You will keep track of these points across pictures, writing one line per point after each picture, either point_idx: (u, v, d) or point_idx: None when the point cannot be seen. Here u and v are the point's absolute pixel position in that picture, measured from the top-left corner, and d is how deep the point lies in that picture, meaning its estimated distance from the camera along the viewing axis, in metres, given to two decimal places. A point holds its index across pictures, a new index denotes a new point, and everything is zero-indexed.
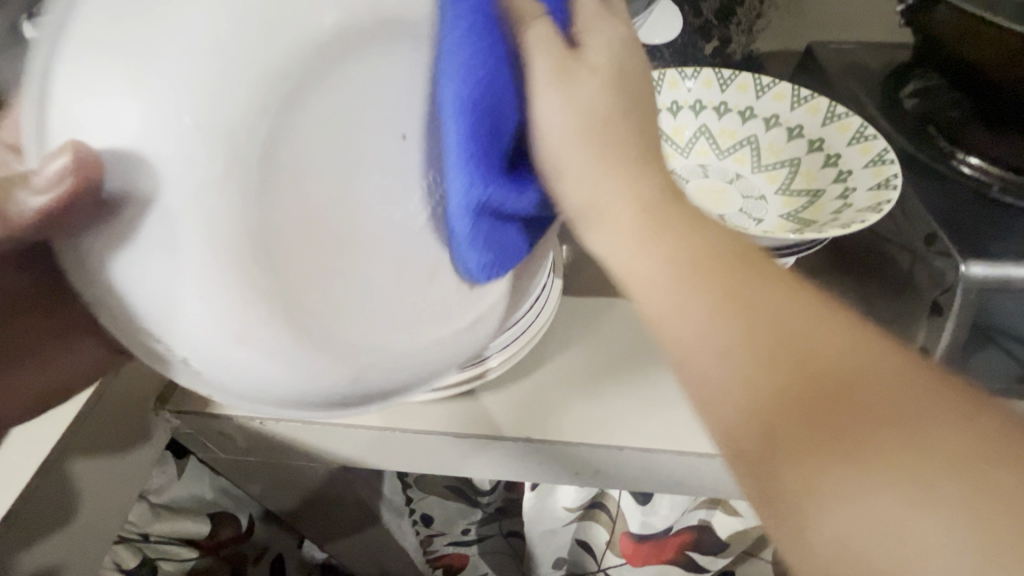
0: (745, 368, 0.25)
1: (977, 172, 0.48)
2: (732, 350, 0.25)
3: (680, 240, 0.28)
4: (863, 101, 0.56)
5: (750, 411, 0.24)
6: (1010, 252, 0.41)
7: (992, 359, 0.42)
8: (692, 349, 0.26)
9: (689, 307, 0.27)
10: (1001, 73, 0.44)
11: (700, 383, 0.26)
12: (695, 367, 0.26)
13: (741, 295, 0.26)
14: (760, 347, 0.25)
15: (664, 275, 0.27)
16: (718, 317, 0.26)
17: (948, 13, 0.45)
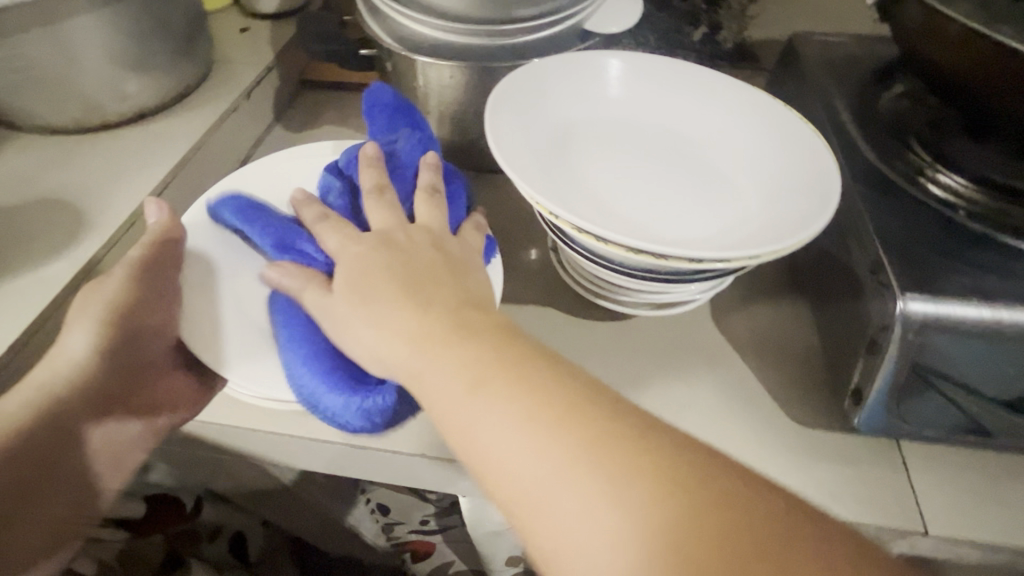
0: (573, 453, 0.28)
1: (947, 194, 0.42)
2: (472, 365, 0.32)
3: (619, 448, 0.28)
4: (836, 103, 0.51)
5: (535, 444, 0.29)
6: (962, 289, 0.36)
7: (932, 405, 0.38)
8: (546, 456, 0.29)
9: (473, 331, 0.34)
10: (970, 79, 0.38)
11: (478, 428, 0.30)
12: (401, 356, 0.34)
13: (468, 328, 0.34)
14: (494, 362, 0.32)
15: (498, 388, 0.31)
16: (447, 343, 0.34)
17: (918, 11, 0.40)
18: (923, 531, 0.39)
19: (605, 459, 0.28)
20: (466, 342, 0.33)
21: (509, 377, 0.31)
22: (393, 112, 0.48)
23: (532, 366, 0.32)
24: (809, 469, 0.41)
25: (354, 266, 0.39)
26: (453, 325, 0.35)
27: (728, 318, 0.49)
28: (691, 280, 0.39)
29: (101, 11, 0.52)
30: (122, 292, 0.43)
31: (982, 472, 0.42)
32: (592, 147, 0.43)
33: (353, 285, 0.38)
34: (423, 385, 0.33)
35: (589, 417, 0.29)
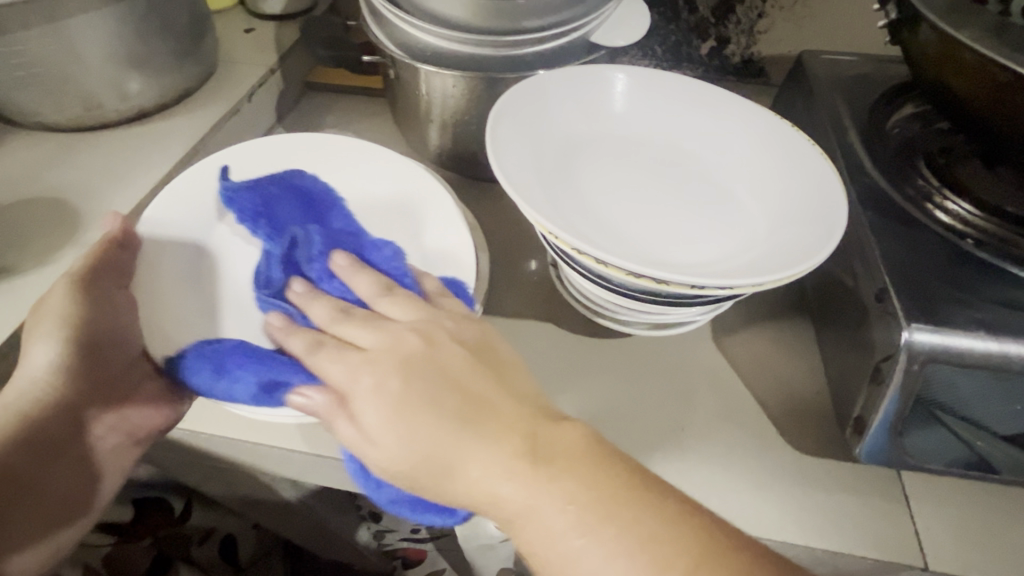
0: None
1: (954, 221, 0.42)
2: (578, 504, 0.30)
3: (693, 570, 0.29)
4: (845, 124, 0.50)
5: (598, 552, 0.29)
6: (969, 321, 0.36)
7: (935, 438, 0.37)
8: (611, 559, 0.29)
9: (568, 461, 0.31)
10: (984, 104, 0.37)
11: (546, 543, 0.30)
12: (481, 488, 0.31)
13: (555, 457, 0.31)
14: (592, 499, 0.30)
15: (608, 533, 0.29)
16: (534, 480, 0.31)
17: (932, 34, 0.39)
18: (923, 566, 0.38)
19: None
20: (551, 473, 0.31)
21: (615, 523, 0.30)
22: (264, 210, 0.45)
23: (625, 498, 0.31)
24: (807, 498, 0.40)
25: (380, 399, 0.33)
26: (536, 456, 0.31)
27: (730, 339, 0.49)
28: (690, 304, 0.38)
29: (104, 11, 0.52)
30: (69, 305, 0.40)
31: (985, 505, 0.41)
32: (595, 165, 0.42)
33: (404, 409, 0.32)
34: (521, 522, 0.31)
35: (648, 538, 0.29)
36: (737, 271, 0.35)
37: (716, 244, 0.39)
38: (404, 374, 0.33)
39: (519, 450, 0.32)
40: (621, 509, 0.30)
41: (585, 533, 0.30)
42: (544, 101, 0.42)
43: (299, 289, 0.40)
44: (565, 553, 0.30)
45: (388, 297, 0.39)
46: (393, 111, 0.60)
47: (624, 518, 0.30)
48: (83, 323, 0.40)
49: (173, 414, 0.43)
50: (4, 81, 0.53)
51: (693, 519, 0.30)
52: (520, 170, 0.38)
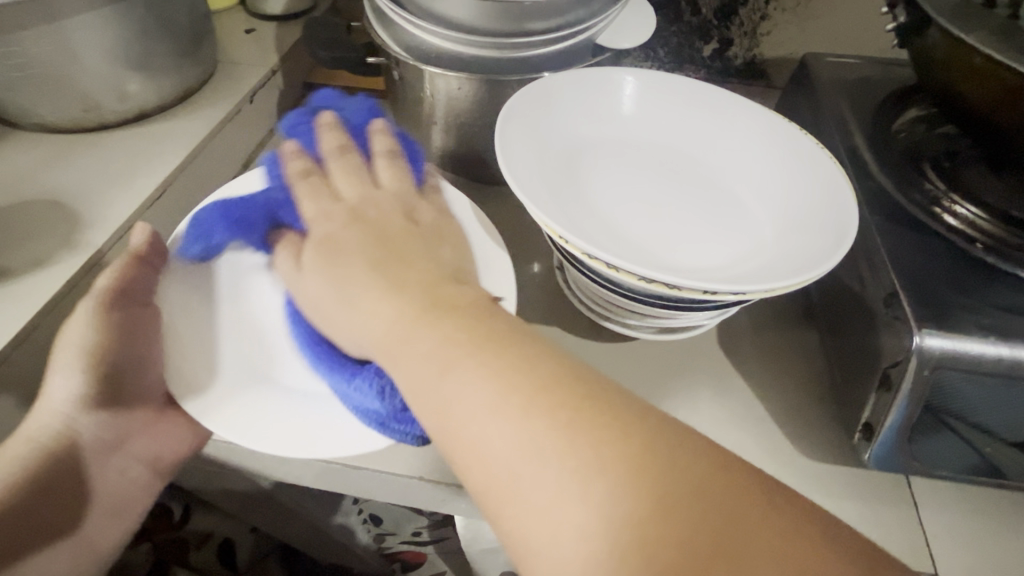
0: (542, 431, 0.28)
1: (964, 226, 0.42)
2: (455, 344, 0.31)
3: (589, 421, 0.28)
4: (851, 128, 0.50)
5: (515, 421, 0.28)
6: (979, 326, 0.35)
7: (944, 444, 0.37)
8: (522, 422, 0.28)
9: (455, 308, 0.33)
10: (994, 108, 0.37)
11: (465, 418, 0.29)
12: (374, 324, 0.33)
13: (446, 304, 0.33)
14: (474, 342, 0.31)
15: (484, 369, 0.30)
16: (417, 324, 0.32)
17: (941, 38, 0.39)
18: (932, 572, 0.38)
19: (594, 460, 0.27)
20: (439, 315, 0.32)
21: (491, 358, 0.30)
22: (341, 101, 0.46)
23: (501, 343, 0.31)
24: (815, 504, 0.40)
25: (326, 238, 0.37)
26: (435, 301, 0.33)
27: (736, 344, 0.48)
28: (700, 309, 0.37)
29: (103, 11, 0.51)
30: (89, 333, 0.41)
31: (993, 510, 0.41)
32: (595, 158, 0.42)
33: (325, 257, 0.36)
34: (455, 441, 0.29)
35: (561, 400, 0.29)
36: (748, 277, 0.34)
37: (716, 237, 0.39)
38: (348, 219, 0.37)
39: (410, 292, 0.33)
40: (529, 370, 0.30)
41: (493, 394, 0.29)
42: (552, 104, 0.42)
43: (291, 152, 0.42)
44: (475, 410, 0.29)
45: (387, 165, 0.42)
46: (395, 113, 0.59)
47: (522, 369, 0.30)
48: (105, 344, 0.41)
49: (194, 442, 0.43)
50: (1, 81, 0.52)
51: (598, 389, 0.29)
52: (529, 172, 0.38)
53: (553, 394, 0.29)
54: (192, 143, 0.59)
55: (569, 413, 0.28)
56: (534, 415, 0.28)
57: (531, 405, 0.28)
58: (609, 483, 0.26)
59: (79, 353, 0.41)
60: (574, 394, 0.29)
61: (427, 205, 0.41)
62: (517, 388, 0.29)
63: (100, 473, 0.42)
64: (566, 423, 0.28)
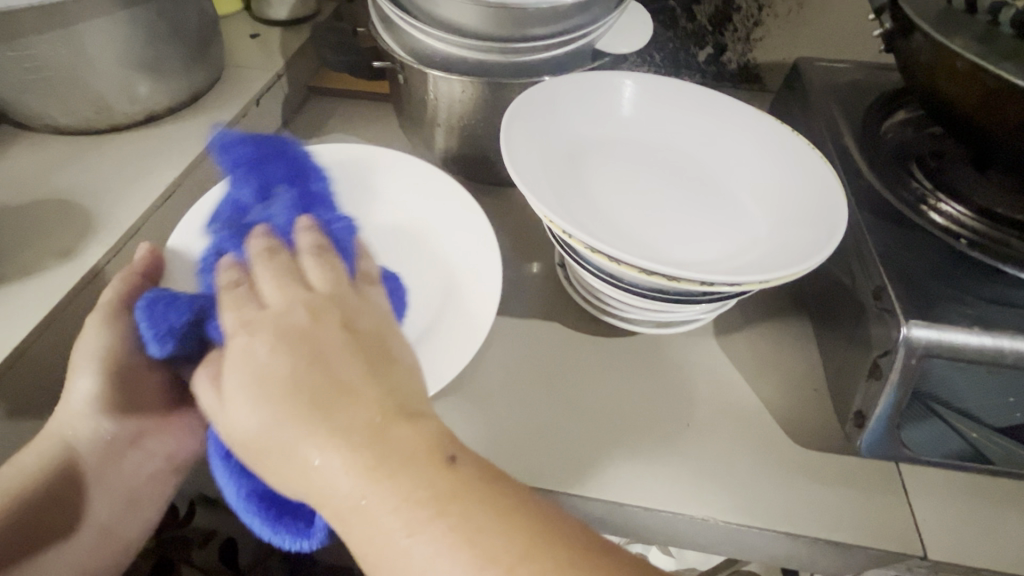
0: (431, 538, 0.26)
1: (948, 222, 0.43)
2: (413, 509, 0.27)
3: (473, 522, 0.27)
4: (841, 129, 0.52)
5: (405, 527, 0.26)
6: (964, 317, 0.37)
7: (932, 431, 0.38)
8: (415, 527, 0.26)
9: (406, 464, 0.27)
10: (976, 110, 0.39)
11: (356, 527, 0.27)
12: (321, 480, 0.28)
13: (395, 460, 0.28)
14: (434, 513, 0.27)
15: (369, 480, 0.27)
16: (295, 423, 0.28)
17: (926, 43, 0.41)
18: (922, 555, 0.39)
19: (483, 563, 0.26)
20: (384, 477, 0.27)
21: (448, 527, 0.26)
22: (257, 166, 0.41)
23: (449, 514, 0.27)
24: (809, 491, 0.42)
25: (243, 366, 0.29)
26: (379, 453, 0.28)
27: (732, 338, 0.50)
28: (698, 300, 0.39)
29: (116, 16, 0.52)
30: (104, 341, 0.40)
31: (980, 496, 0.42)
32: (583, 164, 0.43)
33: (234, 381, 0.30)
34: (350, 525, 0.27)
35: (445, 496, 0.27)
36: (743, 268, 0.36)
37: (705, 243, 0.40)
38: (275, 343, 0.30)
39: (356, 443, 0.28)
40: (412, 476, 0.27)
41: (375, 498, 0.27)
42: (554, 104, 0.43)
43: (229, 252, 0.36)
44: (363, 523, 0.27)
45: (314, 255, 0.35)
46: (400, 115, 0.61)
47: (408, 477, 0.27)
48: (124, 351, 0.40)
49: None
50: (16, 85, 0.53)
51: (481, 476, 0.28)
52: (532, 168, 0.39)
53: (439, 490, 0.27)
54: (201, 145, 0.60)
55: (456, 509, 0.27)
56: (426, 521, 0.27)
57: (424, 510, 0.27)
58: None
59: (90, 359, 0.39)
60: (457, 494, 0.27)
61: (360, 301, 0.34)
62: (414, 495, 0.27)
63: (119, 474, 0.42)
64: (460, 525, 0.27)
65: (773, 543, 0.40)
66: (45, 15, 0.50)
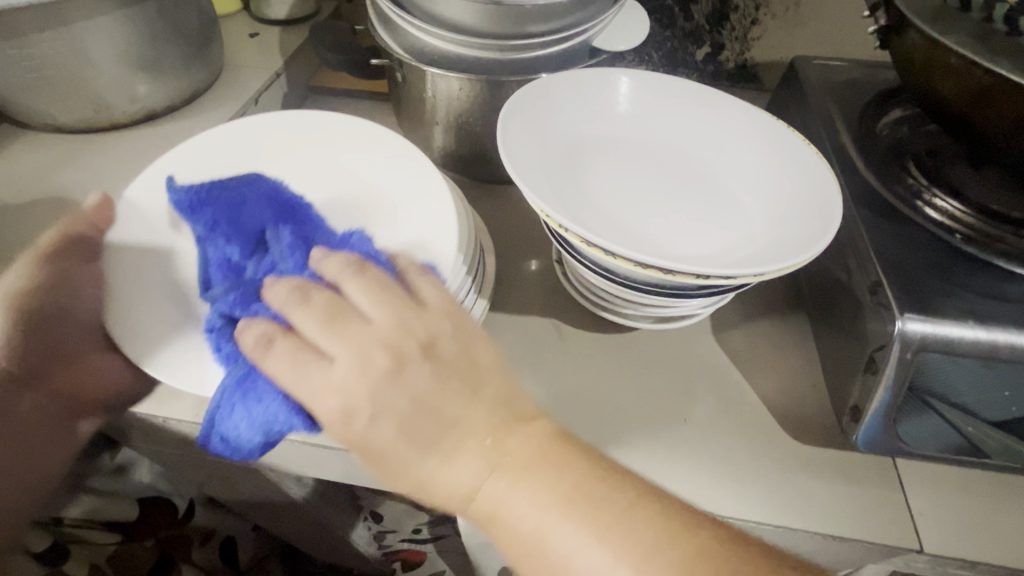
0: (568, 522, 0.32)
1: (944, 218, 0.44)
2: (542, 500, 0.33)
3: (602, 503, 0.32)
4: (837, 126, 0.52)
5: (546, 512, 0.32)
6: (959, 311, 0.37)
7: (928, 425, 0.39)
8: (553, 513, 0.32)
9: (526, 464, 0.34)
10: (970, 105, 0.39)
11: (502, 514, 0.33)
12: (453, 481, 0.34)
13: (518, 460, 0.34)
14: (560, 500, 0.32)
15: (505, 480, 0.33)
16: (421, 437, 0.34)
17: (919, 40, 0.41)
18: (918, 548, 0.39)
19: (619, 540, 0.31)
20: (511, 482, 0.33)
21: (578, 518, 0.32)
22: (237, 217, 0.42)
23: (566, 499, 0.32)
24: (807, 485, 0.42)
25: (351, 414, 0.33)
26: (501, 465, 0.34)
27: (729, 334, 0.50)
28: (694, 294, 0.39)
29: (115, 15, 0.53)
30: (24, 281, 0.44)
31: (977, 491, 0.42)
32: (579, 164, 0.43)
33: (344, 424, 0.34)
34: (496, 525, 0.33)
35: (571, 484, 0.33)
36: (741, 261, 0.36)
37: (700, 240, 0.40)
38: (368, 374, 0.34)
39: (490, 452, 0.34)
40: (537, 466, 0.33)
41: (511, 488, 0.33)
42: (551, 100, 0.44)
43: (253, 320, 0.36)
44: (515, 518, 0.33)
45: (352, 275, 0.37)
46: (399, 114, 0.61)
47: (530, 471, 0.33)
48: (29, 287, 0.44)
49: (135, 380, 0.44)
50: (17, 83, 0.54)
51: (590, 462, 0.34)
52: (527, 164, 0.40)
53: (564, 483, 0.33)
54: None
55: (580, 491, 0.33)
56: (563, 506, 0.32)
57: (555, 499, 0.32)
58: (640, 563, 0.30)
59: (5, 299, 0.44)
60: (579, 483, 0.33)
61: (450, 322, 0.37)
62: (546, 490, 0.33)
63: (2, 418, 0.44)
64: (589, 502, 0.32)
65: (771, 537, 0.40)
66: (45, 14, 0.50)
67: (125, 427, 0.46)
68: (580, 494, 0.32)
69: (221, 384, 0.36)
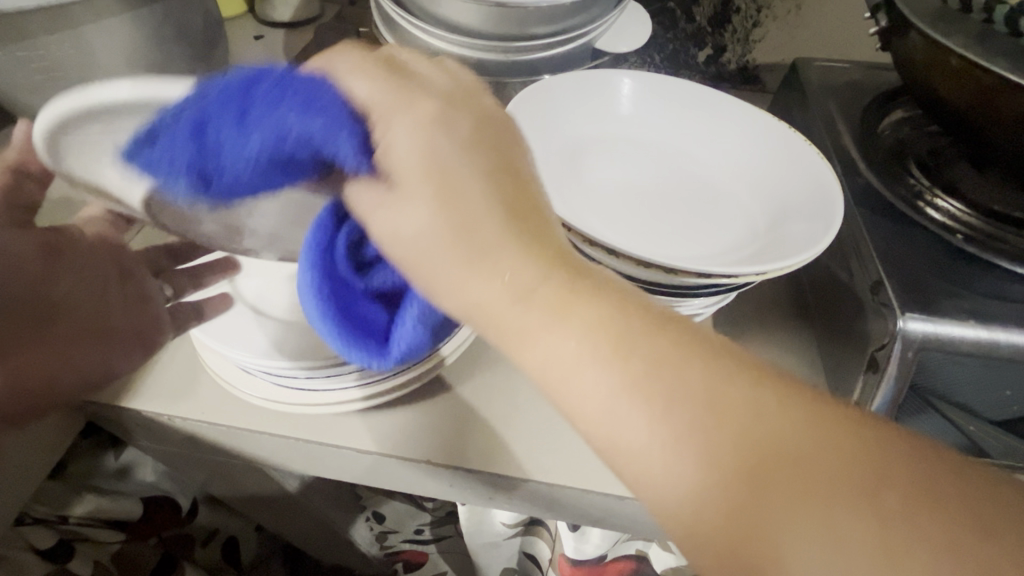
0: (626, 378, 0.26)
1: (945, 219, 0.44)
2: (593, 341, 0.27)
3: (668, 366, 0.26)
4: (839, 127, 0.52)
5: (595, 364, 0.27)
6: (961, 310, 0.37)
7: (930, 424, 0.39)
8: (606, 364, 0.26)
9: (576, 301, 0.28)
10: (972, 106, 0.40)
11: (537, 348, 0.28)
12: (478, 301, 0.28)
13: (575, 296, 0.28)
14: (617, 352, 0.27)
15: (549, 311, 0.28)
16: (449, 244, 0.29)
17: (920, 41, 0.41)
18: None
19: (684, 406, 0.25)
20: (579, 320, 0.27)
21: (635, 367, 0.26)
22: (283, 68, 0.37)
23: (654, 355, 0.26)
24: None
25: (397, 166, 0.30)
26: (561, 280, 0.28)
27: (731, 332, 0.50)
28: (697, 294, 0.39)
29: (122, 17, 0.53)
30: None
31: None
32: (585, 164, 0.44)
33: (405, 175, 0.29)
34: (524, 353, 0.28)
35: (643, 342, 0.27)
36: (744, 263, 0.36)
37: (704, 238, 0.40)
38: (423, 141, 0.30)
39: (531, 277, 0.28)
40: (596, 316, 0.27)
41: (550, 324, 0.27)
42: (554, 103, 0.44)
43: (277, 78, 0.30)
44: (551, 358, 0.27)
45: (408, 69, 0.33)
46: None
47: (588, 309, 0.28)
48: None
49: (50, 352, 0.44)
50: (25, 84, 0.54)
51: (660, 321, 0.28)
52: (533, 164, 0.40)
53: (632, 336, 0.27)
54: None
55: (645, 345, 0.27)
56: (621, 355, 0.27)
57: (610, 349, 0.27)
58: (703, 439, 0.25)
59: None
60: (653, 343, 0.27)
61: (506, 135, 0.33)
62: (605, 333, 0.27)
63: None
64: (659, 366, 0.26)
65: None
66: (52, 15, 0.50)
67: (128, 423, 0.47)
68: (650, 351, 0.27)
69: (200, 105, 0.29)
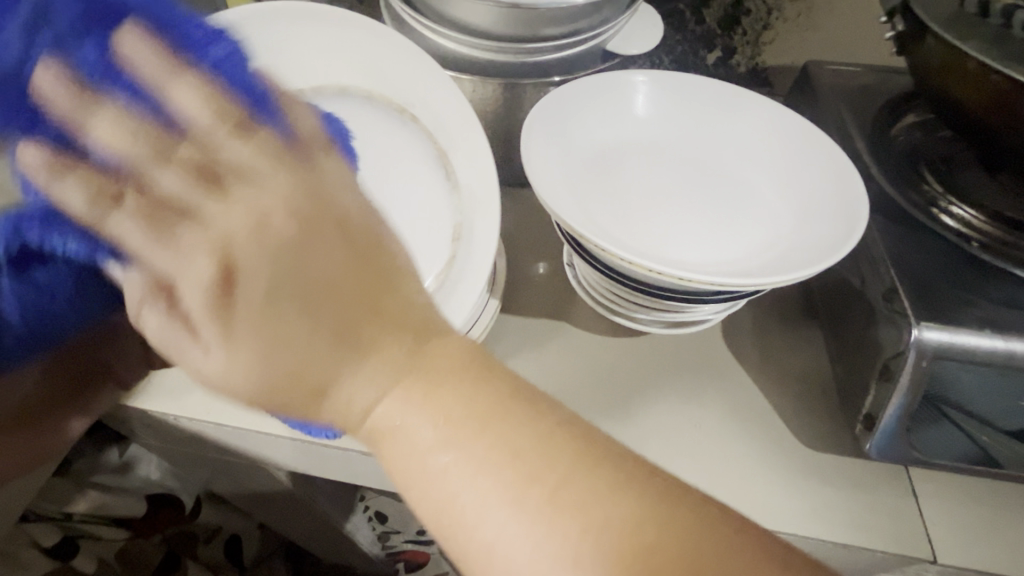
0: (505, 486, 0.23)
1: (959, 225, 0.43)
2: (460, 439, 0.23)
3: (547, 473, 0.23)
4: (851, 132, 0.52)
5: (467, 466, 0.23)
6: (975, 319, 0.37)
7: (942, 434, 0.38)
8: (480, 470, 0.23)
9: (444, 384, 0.24)
10: (988, 112, 0.39)
11: (397, 446, 0.24)
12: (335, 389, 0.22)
13: (444, 381, 0.24)
14: (499, 459, 0.23)
15: (414, 404, 0.24)
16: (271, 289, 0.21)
17: (937, 46, 0.41)
18: (931, 559, 0.39)
19: (562, 514, 0.22)
20: (494, 441, 0.23)
21: (513, 467, 0.23)
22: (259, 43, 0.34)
23: (571, 481, 0.23)
24: (818, 492, 0.41)
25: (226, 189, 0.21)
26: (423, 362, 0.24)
27: (740, 337, 0.50)
28: (712, 300, 0.39)
29: None
30: None
31: (987, 500, 0.42)
32: (600, 170, 0.43)
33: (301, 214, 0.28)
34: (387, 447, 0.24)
35: (530, 441, 0.23)
36: (769, 267, 0.36)
37: (724, 242, 0.40)
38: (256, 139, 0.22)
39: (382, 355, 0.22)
40: (477, 405, 0.24)
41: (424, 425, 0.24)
42: (567, 107, 0.44)
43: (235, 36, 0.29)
44: (415, 462, 0.24)
45: None
46: None
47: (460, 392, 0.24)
48: None
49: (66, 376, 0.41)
50: None
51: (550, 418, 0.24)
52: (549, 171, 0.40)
53: (518, 437, 0.24)
54: None
55: (522, 440, 0.23)
56: (494, 456, 0.23)
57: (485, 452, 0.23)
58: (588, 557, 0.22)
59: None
60: (528, 436, 0.23)
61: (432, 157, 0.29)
62: (476, 426, 0.24)
63: None
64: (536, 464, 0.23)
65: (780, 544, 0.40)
66: None
67: (129, 421, 0.46)
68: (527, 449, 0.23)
69: None
